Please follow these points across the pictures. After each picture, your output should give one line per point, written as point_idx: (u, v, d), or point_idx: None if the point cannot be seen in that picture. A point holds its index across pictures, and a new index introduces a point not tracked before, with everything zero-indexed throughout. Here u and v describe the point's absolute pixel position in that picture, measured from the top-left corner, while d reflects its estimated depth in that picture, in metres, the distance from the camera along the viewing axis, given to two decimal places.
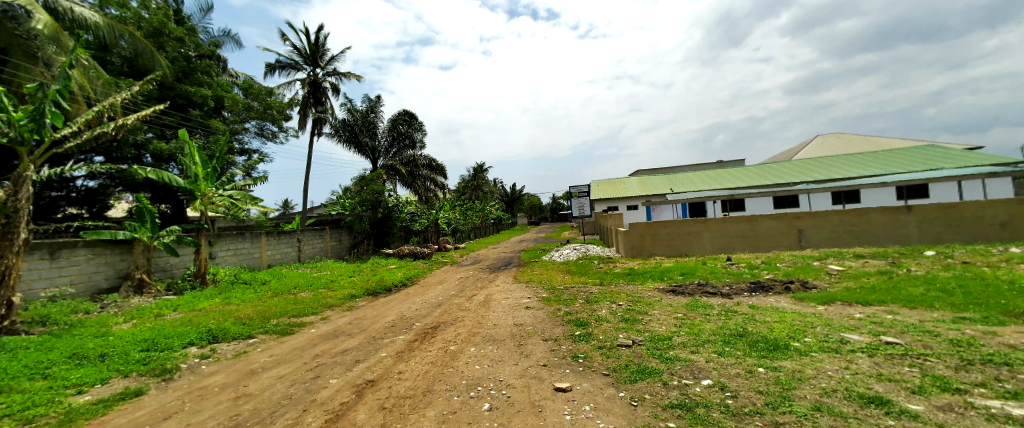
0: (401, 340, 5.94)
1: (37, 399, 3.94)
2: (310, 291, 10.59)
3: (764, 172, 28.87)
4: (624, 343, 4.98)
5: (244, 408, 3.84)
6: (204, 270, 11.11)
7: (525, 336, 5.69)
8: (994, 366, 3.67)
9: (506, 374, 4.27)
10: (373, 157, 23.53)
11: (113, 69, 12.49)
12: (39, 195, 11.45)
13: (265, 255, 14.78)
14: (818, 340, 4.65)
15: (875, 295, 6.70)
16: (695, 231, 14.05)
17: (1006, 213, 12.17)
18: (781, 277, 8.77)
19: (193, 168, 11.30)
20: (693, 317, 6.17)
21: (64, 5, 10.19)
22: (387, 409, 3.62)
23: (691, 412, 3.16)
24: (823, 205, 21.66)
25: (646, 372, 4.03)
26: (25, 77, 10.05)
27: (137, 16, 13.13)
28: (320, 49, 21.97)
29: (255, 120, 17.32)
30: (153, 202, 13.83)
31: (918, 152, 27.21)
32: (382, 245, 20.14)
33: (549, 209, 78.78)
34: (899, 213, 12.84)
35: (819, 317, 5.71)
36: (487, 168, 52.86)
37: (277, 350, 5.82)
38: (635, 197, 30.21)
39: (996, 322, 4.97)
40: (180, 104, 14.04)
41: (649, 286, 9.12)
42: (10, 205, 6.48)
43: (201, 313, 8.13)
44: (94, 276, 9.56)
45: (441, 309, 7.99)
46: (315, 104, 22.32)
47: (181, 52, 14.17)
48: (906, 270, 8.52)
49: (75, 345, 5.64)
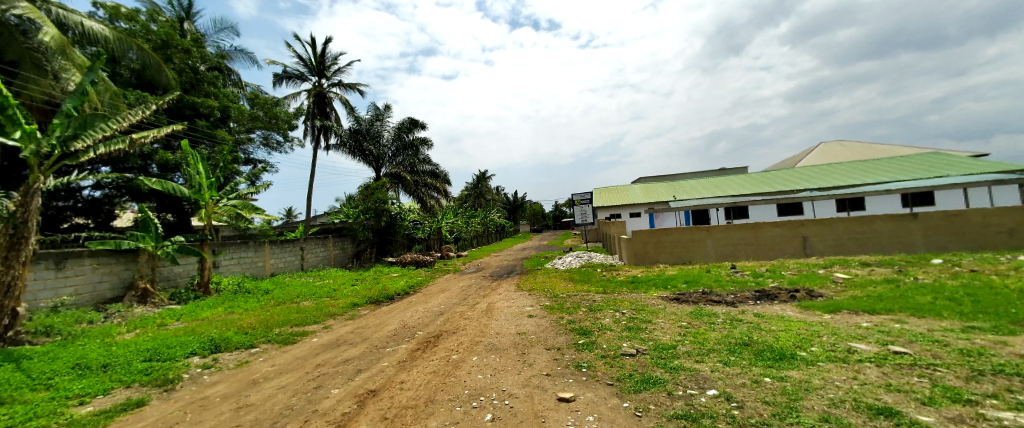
0: (402, 349, 5.91)
1: (40, 410, 3.92)
2: (313, 300, 10.62)
3: (768, 180, 28.77)
4: (627, 352, 4.94)
5: (246, 419, 3.83)
6: (208, 280, 11.19)
7: (528, 345, 5.65)
8: (1005, 377, 3.60)
9: (509, 384, 4.24)
10: (378, 166, 23.71)
11: (121, 80, 12.70)
12: (46, 206, 11.60)
13: (268, 264, 14.84)
14: (825, 350, 4.59)
15: (883, 303, 6.63)
16: (699, 238, 13.96)
17: (1014, 221, 12.02)
18: (786, 286, 8.66)
19: (198, 178, 11.32)
20: (697, 325, 6.13)
21: (75, 20, 10.57)
22: (389, 420, 3.60)
23: (696, 423, 3.11)
24: (828, 212, 21.42)
25: (651, 382, 3.98)
26: (34, 90, 10.15)
27: (146, 29, 13.46)
28: (326, 60, 22.30)
29: (261, 130, 17.56)
30: (158, 211, 13.95)
31: (924, 159, 27.00)
32: (384, 253, 20.35)
33: (551, 217, 79.47)
34: (905, 220, 12.76)
35: (825, 327, 5.64)
36: (489, 175, 53.62)
37: (279, 359, 5.82)
38: (637, 204, 30.17)
39: (1006, 332, 4.89)
40: (187, 114, 14.14)
41: (652, 294, 9.11)
42: (20, 216, 6.54)
43: (204, 322, 8.14)
44: (100, 286, 9.64)
45: (443, 318, 7.94)
46: (320, 115, 22.62)
47: (188, 63, 14.32)
48: (914, 278, 8.47)
49: (79, 355, 5.67)
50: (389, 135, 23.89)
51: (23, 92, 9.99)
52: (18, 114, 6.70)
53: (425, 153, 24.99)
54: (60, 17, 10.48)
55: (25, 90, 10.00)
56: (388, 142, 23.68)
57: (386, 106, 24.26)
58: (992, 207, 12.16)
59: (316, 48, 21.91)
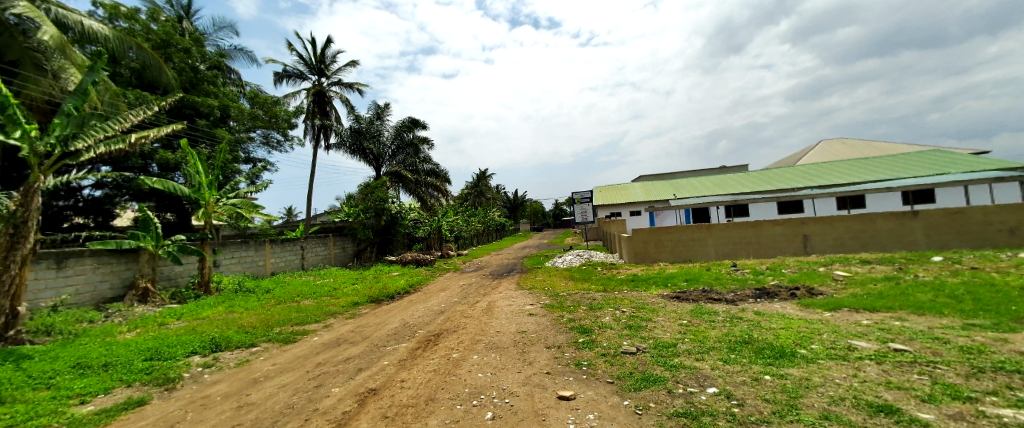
0: (402, 348, 5.92)
1: (40, 409, 3.92)
2: (313, 299, 10.64)
3: (769, 178, 28.72)
4: (627, 350, 4.95)
5: (247, 418, 3.83)
6: (208, 279, 11.21)
7: (528, 344, 5.65)
8: (1005, 374, 3.61)
9: (510, 382, 4.24)
10: (378, 165, 23.69)
11: (121, 80, 12.72)
12: (46, 205, 11.60)
13: (269, 263, 14.84)
14: (825, 347, 4.59)
15: (883, 301, 6.63)
16: (699, 237, 13.96)
17: (1016, 219, 12.01)
18: (786, 284, 8.67)
19: (198, 177, 11.31)
20: (697, 323, 6.14)
21: (74, 19, 10.54)
22: (389, 418, 3.60)
23: (696, 421, 3.11)
24: (829, 210, 21.37)
25: (651, 380, 3.99)
26: (33, 90, 10.14)
27: (146, 28, 13.47)
28: (326, 59, 22.26)
29: (261, 129, 17.56)
30: (158, 210, 13.95)
31: (925, 156, 26.94)
32: (384, 252, 20.35)
33: (552, 215, 79.65)
34: (906, 218, 12.75)
35: (826, 324, 5.64)
36: (490, 175, 53.75)
37: (279, 358, 5.82)
38: (638, 203, 30.15)
39: (1007, 329, 4.88)
40: (186, 114, 14.12)
41: (653, 293, 9.11)
42: (20, 215, 6.52)
43: (204, 321, 8.14)
44: (100, 285, 9.65)
45: (444, 316, 7.95)
46: (320, 114, 22.62)
47: (188, 63, 14.31)
48: (914, 275, 8.46)
49: (80, 354, 5.68)
50: (389, 134, 23.85)
51: (22, 92, 9.98)
52: (17, 113, 6.69)
53: (426, 152, 24.96)
54: (59, 17, 10.45)
55: (24, 89, 9.97)
56: (388, 141, 23.66)
57: (386, 105, 24.24)
58: (992, 205, 12.15)
59: (316, 47, 21.89)
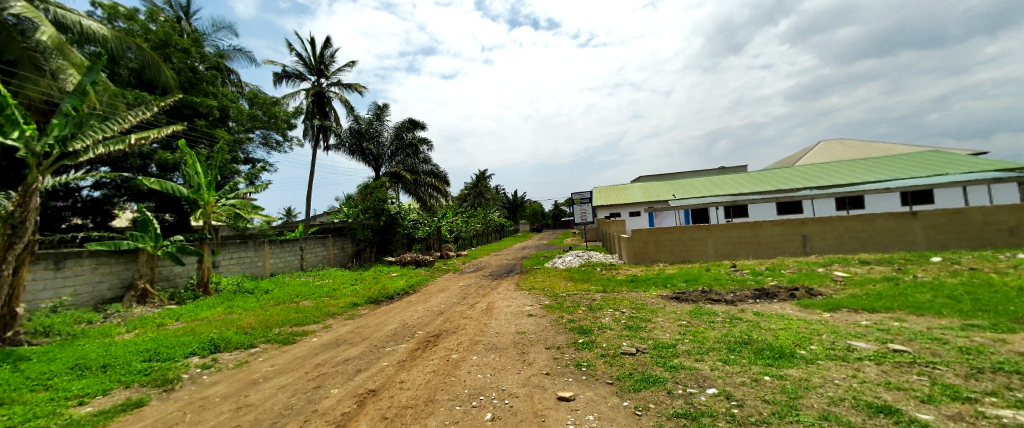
0: (401, 349, 5.91)
1: (38, 411, 3.91)
2: (312, 300, 10.64)
3: (768, 178, 28.76)
4: (627, 351, 4.95)
5: (245, 419, 3.82)
6: (206, 279, 11.19)
7: (528, 344, 5.65)
8: (1004, 374, 3.61)
9: (509, 383, 4.24)
10: (377, 165, 23.70)
11: (120, 80, 12.70)
12: (44, 206, 11.59)
13: (268, 264, 14.84)
14: (825, 348, 4.60)
15: (882, 302, 6.64)
16: (699, 237, 13.97)
17: (1014, 219, 12.04)
18: (786, 284, 8.68)
19: (197, 178, 11.29)
20: (696, 324, 6.14)
21: (73, 19, 10.54)
22: (389, 419, 3.59)
23: (695, 422, 3.11)
24: (828, 211, 21.39)
25: (651, 380, 3.99)
26: (31, 90, 10.12)
27: (145, 29, 13.46)
28: (326, 59, 22.26)
29: (260, 130, 17.56)
30: (157, 210, 13.92)
31: (923, 157, 26.99)
32: (384, 252, 20.28)
33: (551, 216, 79.74)
34: (905, 218, 12.77)
35: (825, 325, 5.65)
36: (489, 175, 53.84)
37: (278, 359, 5.81)
38: (637, 203, 30.17)
39: (1006, 329, 4.89)
40: (186, 114, 14.09)
41: (652, 293, 9.13)
42: (18, 215, 6.51)
43: (203, 322, 8.12)
44: (100, 286, 9.64)
45: (443, 317, 7.94)
46: (320, 114, 22.64)
47: (187, 63, 14.30)
48: (913, 276, 8.48)
49: (78, 355, 5.67)
50: (389, 134, 23.83)
51: (20, 92, 9.94)
52: (16, 113, 6.68)
53: (425, 153, 24.93)
54: (59, 17, 10.45)
55: (23, 90, 9.95)
56: (388, 141, 23.65)
57: (386, 105, 24.25)
58: (991, 205, 12.18)
59: (315, 47, 21.89)
